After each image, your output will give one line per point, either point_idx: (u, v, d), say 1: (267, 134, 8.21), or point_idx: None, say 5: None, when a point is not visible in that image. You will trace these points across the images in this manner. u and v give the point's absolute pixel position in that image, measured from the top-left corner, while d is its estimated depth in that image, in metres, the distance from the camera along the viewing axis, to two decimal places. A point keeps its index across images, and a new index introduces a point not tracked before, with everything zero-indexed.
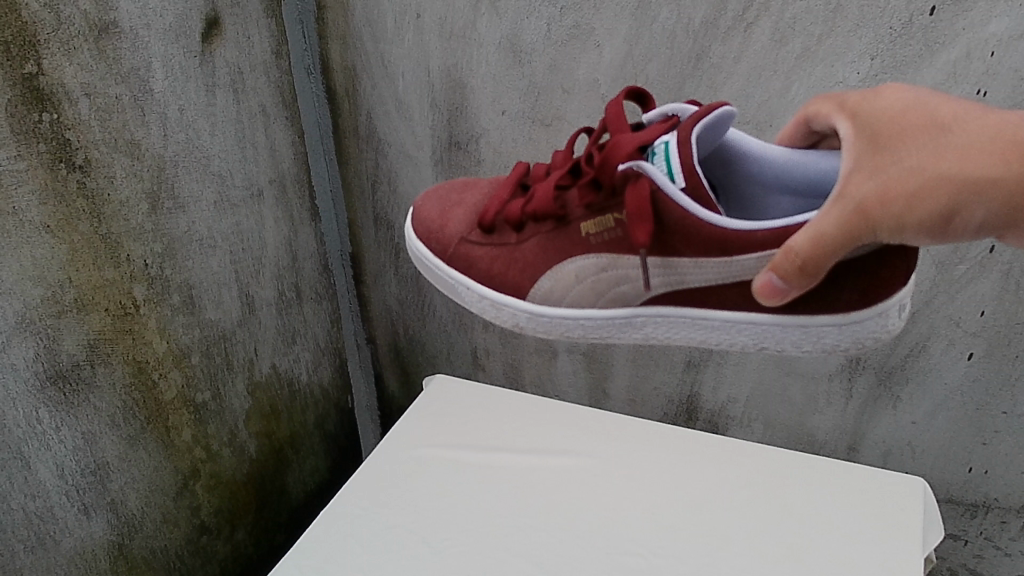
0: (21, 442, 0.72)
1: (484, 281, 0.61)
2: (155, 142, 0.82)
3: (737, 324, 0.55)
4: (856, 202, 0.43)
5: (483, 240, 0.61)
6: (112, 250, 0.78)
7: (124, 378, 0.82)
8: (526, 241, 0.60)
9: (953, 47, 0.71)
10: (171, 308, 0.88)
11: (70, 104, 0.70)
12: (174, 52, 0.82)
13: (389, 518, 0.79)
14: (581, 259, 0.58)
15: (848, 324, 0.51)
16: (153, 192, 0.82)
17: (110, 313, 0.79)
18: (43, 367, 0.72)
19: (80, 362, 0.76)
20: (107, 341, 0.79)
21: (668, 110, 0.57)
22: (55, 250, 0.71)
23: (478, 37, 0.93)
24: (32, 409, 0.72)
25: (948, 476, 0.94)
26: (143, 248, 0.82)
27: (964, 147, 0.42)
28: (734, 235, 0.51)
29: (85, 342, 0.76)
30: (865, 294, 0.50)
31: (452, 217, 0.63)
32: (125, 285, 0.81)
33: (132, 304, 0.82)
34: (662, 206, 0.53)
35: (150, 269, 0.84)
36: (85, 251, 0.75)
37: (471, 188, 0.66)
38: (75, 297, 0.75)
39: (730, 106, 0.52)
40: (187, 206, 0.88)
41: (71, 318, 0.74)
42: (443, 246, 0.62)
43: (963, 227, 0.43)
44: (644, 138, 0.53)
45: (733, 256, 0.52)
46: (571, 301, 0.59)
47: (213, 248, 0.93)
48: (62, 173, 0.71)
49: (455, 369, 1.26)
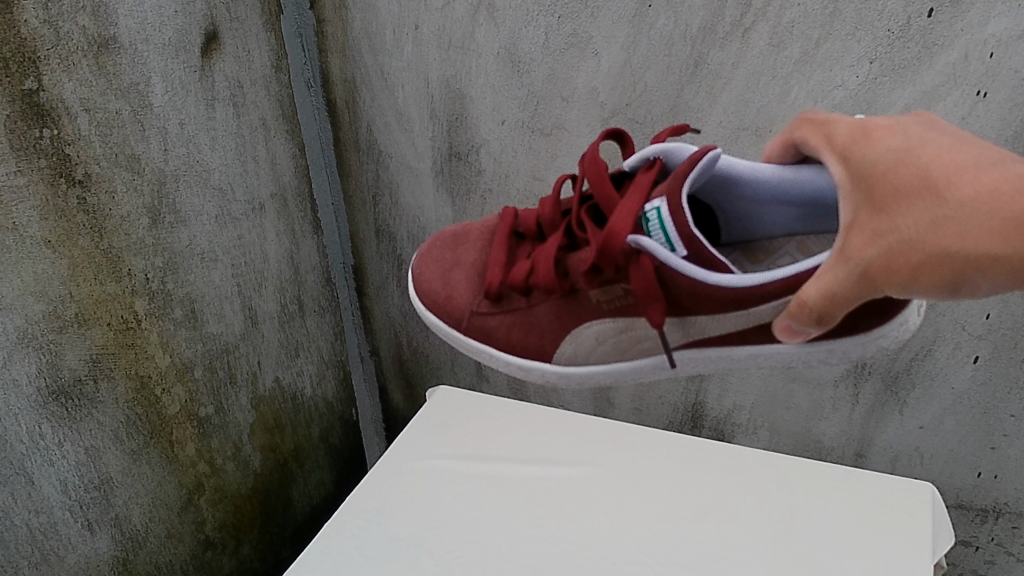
0: (24, 458, 0.71)
1: (506, 347, 0.63)
2: (155, 157, 0.82)
3: (760, 354, 0.55)
4: (861, 268, 0.41)
5: (494, 309, 0.63)
6: (113, 264, 0.78)
7: (126, 394, 0.82)
8: (537, 304, 0.62)
9: (951, 48, 0.71)
10: (172, 322, 0.88)
11: (70, 120, 0.71)
12: (175, 67, 0.83)
13: (395, 531, 0.79)
14: (599, 323, 0.59)
15: (871, 337, 0.50)
16: (154, 206, 0.83)
17: (111, 328, 0.79)
18: (44, 382, 0.72)
19: (82, 379, 0.76)
20: (109, 356, 0.79)
21: (647, 154, 0.55)
22: (55, 265, 0.72)
23: (476, 47, 0.93)
24: (36, 424, 0.72)
25: (959, 483, 0.93)
26: (144, 263, 0.82)
27: (964, 219, 0.37)
28: (746, 293, 0.50)
29: (87, 357, 0.76)
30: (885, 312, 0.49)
31: (457, 286, 0.65)
32: (127, 301, 0.81)
33: (134, 318, 0.82)
34: (669, 279, 0.52)
35: (151, 283, 0.84)
36: (85, 266, 0.75)
37: (464, 243, 0.68)
38: (76, 312, 0.75)
39: (715, 150, 0.51)
40: (188, 220, 0.88)
41: (73, 333, 0.74)
42: (455, 319, 0.64)
43: (979, 294, 0.38)
44: (633, 210, 0.52)
45: (750, 307, 0.51)
46: (595, 359, 0.60)
47: (215, 261, 0.93)
48: (63, 188, 0.71)
49: (460, 381, 1.26)
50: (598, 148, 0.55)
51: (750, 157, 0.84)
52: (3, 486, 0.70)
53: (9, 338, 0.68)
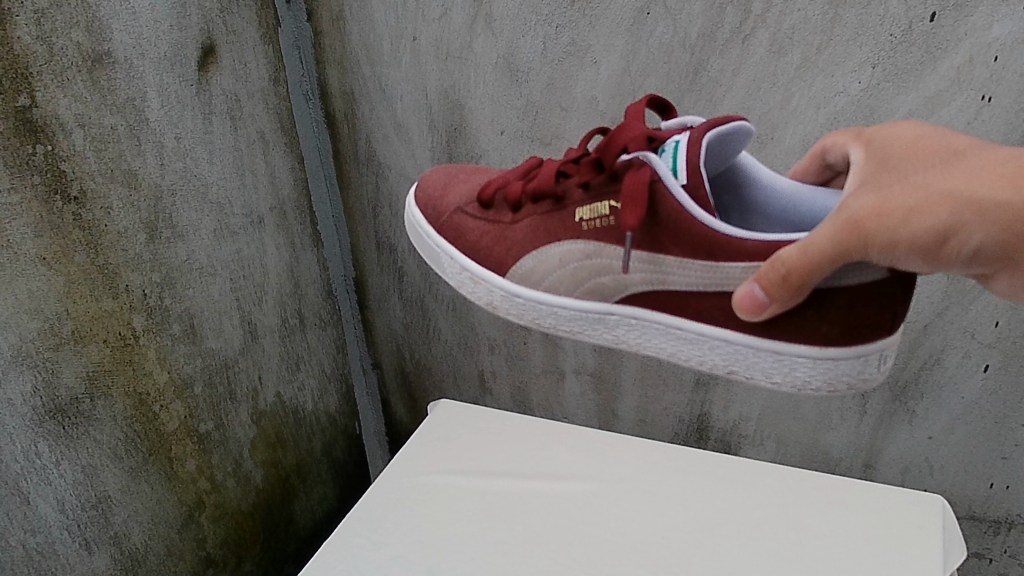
0: (19, 477, 0.71)
1: (469, 252, 0.60)
2: (152, 172, 0.81)
3: (712, 340, 0.52)
4: (851, 215, 0.42)
5: (477, 214, 0.61)
6: (109, 280, 0.78)
7: (123, 413, 0.81)
8: (519, 221, 0.59)
9: (955, 53, 0.70)
10: (171, 338, 0.87)
11: (64, 135, 0.70)
12: (170, 81, 0.82)
13: (394, 549, 0.77)
14: (568, 244, 0.56)
15: (822, 359, 0.49)
16: (151, 221, 0.82)
17: (109, 344, 0.78)
18: (41, 401, 0.71)
19: (79, 397, 0.75)
20: (106, 373, 0.78)
21: (687, 121, 0.56)
22: (51, 282, 0.71)
23: (474, 57, 0.92)
24: (32, 442, 0.71)
25: (971, 495, 0.91)
26: (142, 278, 0.82)
27: (973, 173, 0.41)
28: (724, 239, 0.48)
29: (84, 375, 0.76)
30: (849, 325, 0.47)
31: (453, 189, 0.64)
32: (124, 317, 0.80)
33: (132, 334, 0.81)
34: (657, 202, 0.51)
35: (150, 299, 0.83)
36: (82, 283, 0.74)
37: (481, 172, 0.66)
38: (73, 329, 0.74)
39: (747, 124, 0.51)
40: (186, 234, 0.87)
41: (70, 351, 0.74)
42: (439, 213, 0.63)
43: (961, 249, 0.41)
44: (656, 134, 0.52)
45: (719, 262, 0.50)
46: (548, 287, 0.58)
47: (213, 276, 0.92)
48: (57, 205, 0.70)
49: (462, 393, 1.25)
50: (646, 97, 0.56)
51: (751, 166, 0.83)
52: None
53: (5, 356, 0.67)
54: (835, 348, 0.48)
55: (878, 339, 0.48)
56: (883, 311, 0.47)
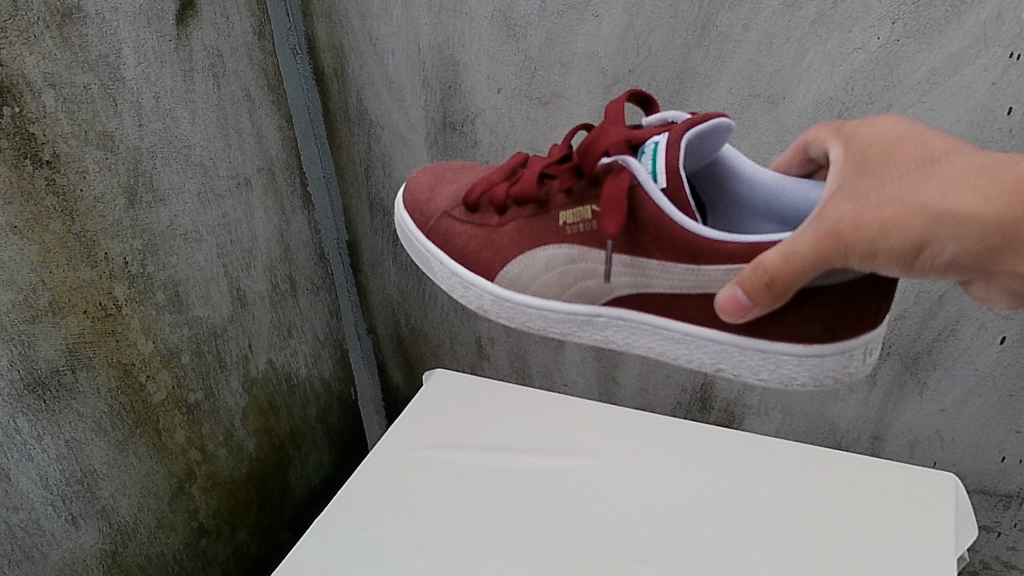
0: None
1: (458, 257, 0.57)
2: (131, 134, 0.77)
3: (698, 338, 0.50)
4: (832, 223, 0.40)
5: (464, 218, 0.57)
6: (88, 249, 0.74)
7: (106, 386, 0.79)
8: (505, 224, 0.55)
9: (982, 7, 0.65)
10: (156, 307, 0.84)
11: (33, 96, 0.66)
12: (147, 36, 0.78)
13: (386, 528, 0.75)
14: (552, 248, 0.53)
15: (808, 357, 0.46)
16: (130, 186, 0.78)
17: (89, 315, 0.75)
18: (19, 375, 0.68)
19: (59, 370, 0.73)
20: (88, 345, 0.75)
21: (669, 115, 0.52)
22: (25, 252, 0.68)
23: (468, 11, 0.87)
24: (10, 418, 0.69)
25: (980, 466, 0.89)
26: (122, 246, 0.78)
27: (953, 178, 0.39)
28: (706, 244, 0.46)
29: (64, 347, 0.73)
30: (832, 323, 0.45)
31: (440, 192, 0.60)
32: (105, 286, 0.77)
33: (114, 304, 0.78)
34: (638, 208, 0.48)
35: (131, 267, 0.80)
36: (58, 253, 0.71)
37: (468, 171, 0.62)
38: (50, 300, 0.71)
39: (727, 118, 0.47)
40: (168, 198, 0.84)
41: (48, 322, 0.71)
42: (426, 218, 0.59)
43: (937, 261, 0.39)
44: (635, 134, 0.49)
45: (701, 265, 0.47)
46: (535, 291, 0.54)
47: (199, 242, 0.89)
48: (28, 170, 0.66)
49: (460, 359, 1.22)
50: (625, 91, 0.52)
51: (762, 126, 0.79)
52: None
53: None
54: (819, 344, 0.46)
55: (864, 333, 0.46)
56: (866, 308, 0.45)
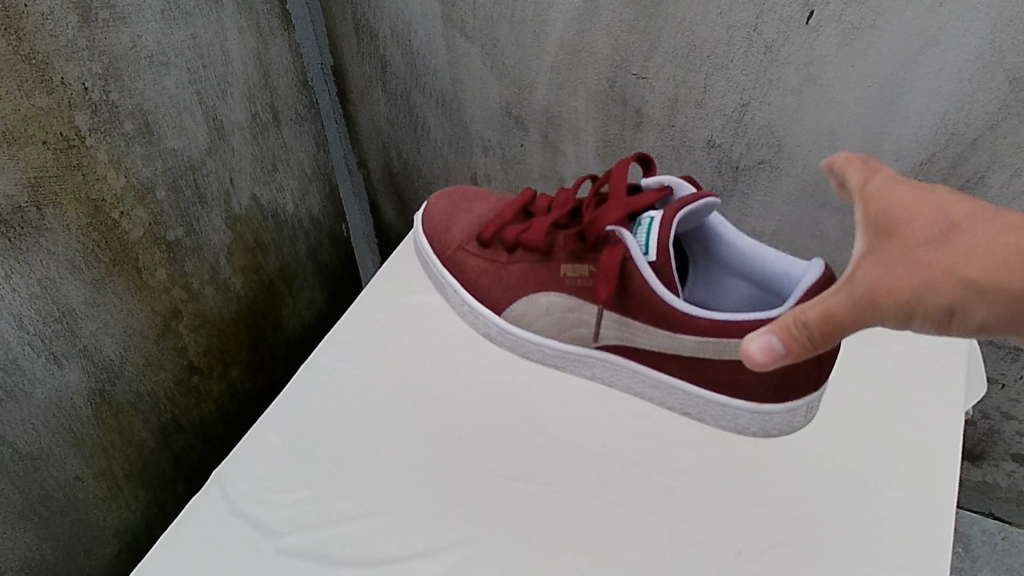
0: (91, 557, 0.68)
1: (469, 287, 0.66)
2: (254, 225, 0.80)
3: (671, 387, 0.60)
4: (863, 286, 0.40)
5: (479, 252, 0.65)
6: (191, 351, 0.74)
7: (201, 454, 0.80)
8: (513, 262, 0.63)
9: None
10: (221, 378, 0.80)
11: (124, 143, 0.61)
12: (241, 116, 0.75)
13: None
14: (553, 295, 0.61)
15: (758, 413, 0.57)
16: (258, 292, 0.82)
17: (199, 412, 0.77)
18: (122, 461, 0.69)
19: (173, 434, 0.75)
20: (186, 439, 0.77)
21: (666, 181, 0.61)
22: (115, 325, 0.64)
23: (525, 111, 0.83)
24: (108, 515, 0.69)
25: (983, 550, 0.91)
26: (239, 355, 0.81)
27: (984, 239, 0.37)
28: (681, 315, 0.55)
29: (154, 434, 0.72)
30: (780, 386, 0.55)
31: (457, 220, 0.68)
32: (224, 356, 0.79)
33: (219, 402, 0.80)
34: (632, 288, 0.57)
35: (238, 375, 0.82)
36: (140, 340, 0.67)
37: (483, 199, 0.70)
38: (147, 396, 0.70)
39: (714, 196, 0.56)
40: (283, 309, 0.88)
41: (143, 417, 0.70)
42: (444, 245, 0.67)
43: (968, 323, 0.39)
44: (634, 206, 0.57)
45: (676, 333, 0.56)
46: (537, 328, 0.63)
47: (296, 356, 0.92)
48: (106, 243, 0.61)
49: None
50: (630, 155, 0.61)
51: None
52: None
53: (79, 375, 0.62)
54: (768, 405, 0.56)
55: (805, 397, 0.56)
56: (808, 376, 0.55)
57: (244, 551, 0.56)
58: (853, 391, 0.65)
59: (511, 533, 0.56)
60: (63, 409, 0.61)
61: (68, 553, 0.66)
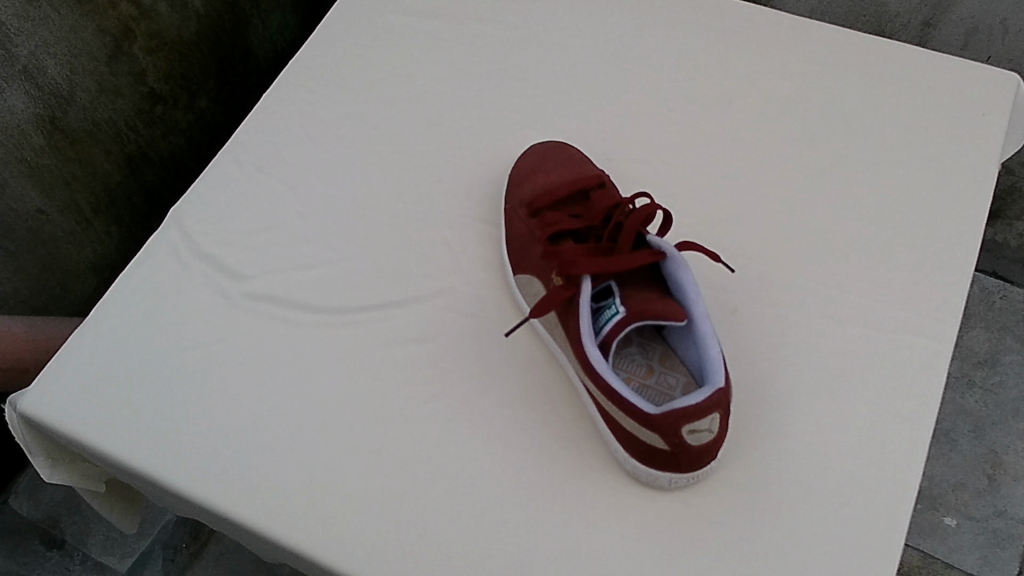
0: (70, 282, 0.69)
1: (515, 187, 0.56)
2: None
3: (578, 385, 0.49)
4: None
5: (523, 211, 0.54)
6: (150, 71, 0.69)
7: (178, 187, 0.77)
8: (530, 240, 0.53)
9: None
10: (192, 109, 0.75)
11: None
12: None
13: None
14: (535, 286, 0.51)
15: (627, 460, 0.46)
16: (230, 6, 0.75)
17: (168, 140, 0.73)
18: (87, 192, 0.67)
19: (140, 168, 0.71)
20: (159, 169, 0.74)
21: (664, 249, 0.47)
22: (56, 43, 0.60)
23: None
24: (82, 244, 0.68)
25: (978, 308, 0.87)
26: (210, 79, 0.76)
27: None
28: (600, 379, 0.44)
29: (120, 163, 0.69)
30: (642, 454, 0.44)
31: (529, 160, 0.57)
32: (188, 84, 0.73)
33: (190, 130, 0.76)
34: (569, 321, 0.47)
35: (212, 102, 0.77)
36: (86, 59, 0.62)
37: (572, 164, 0.56)
38: (106, 120, 0.66)
39: (702, 308, 0.45)
40: (262, 27, 0.80)
41: (102, 145, 0.67)
42: (515, 177, 0.57)
43: None
44: (614, 268, 0.46)
45: (600, 399, 0.45)
46: (522, 283, 0.53)
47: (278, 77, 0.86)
48: None
49: None
50: (644, 214, 0.48)
51: None
52: (55, 308, 0.68)
53: (23, 99, 0.59)
54: (629, 454, 0.45)
55: (666, 474, 0.44)
56: (664, 465, 0.44)
57: (206, 294, 0.54)
58: (879, 141, 0.60)
59: (490, 286, 0.55)
60: (11, 134, 0.59)
61: (42, 283, 0.66)
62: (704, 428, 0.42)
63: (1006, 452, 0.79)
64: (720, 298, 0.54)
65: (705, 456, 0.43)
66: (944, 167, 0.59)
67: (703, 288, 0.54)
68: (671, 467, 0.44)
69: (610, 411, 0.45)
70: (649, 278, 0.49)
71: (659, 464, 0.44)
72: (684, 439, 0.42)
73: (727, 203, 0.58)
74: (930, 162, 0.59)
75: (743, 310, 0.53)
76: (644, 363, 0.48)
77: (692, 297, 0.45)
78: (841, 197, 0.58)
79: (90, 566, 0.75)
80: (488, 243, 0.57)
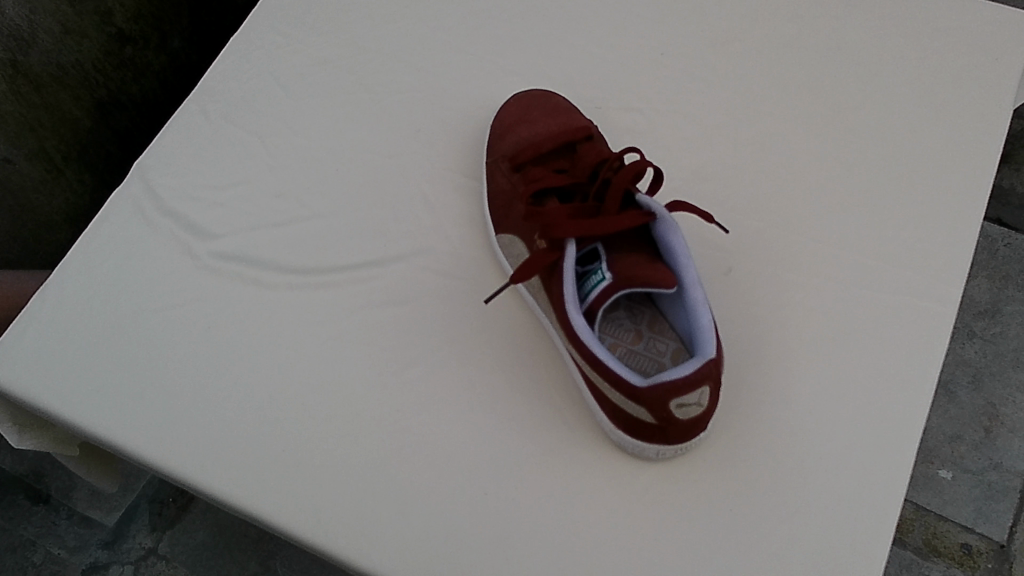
0: (42, 235, 0.67)
1: (497, 141, 0.54)
2: None
3: (563, 351, 0.47)
4: None
5: (505, 167, 0.52)
6: (115, 11, 0.65)
7: (152, 135, 0.74)
8: (512, 198, 0.51)
9: None
10: (163, 50, 0.71)
11: None
12: None
13: None
14: (518, 247, 0.49)
15: (613, 430, 0.45)
16: None
17: (138, 84, 0.70)
18: (56, 140, 0.64)
19: (110, 115, 0.69)
20: (129, 114, 0.71)
21: (654, 212, 0.45)
22: None
23: None
24: (53, 195, 0.66)
25: (980, 257, 0.86)
26: (180, 18, 0.72)
27: None
28: (586, 351, 0.42)
29: (88, 110, 0.66)
30: (629, 426, 0.43)
31: (511, 112, 0.55)
32: (158, 25, 0.70)
33: (162, 71, 0.72)
34: (552, 286, 0.46)
35: (184, 42, 0.74)
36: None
37: (558, 115, 0.54)
38: (71, 63, 0.63)
39: (693, 275, 0.43)
40: None
41: (68, 90, 0.64)
42: (497, 129, 0.55)
43: None
44: (601, 232, 0.44)
45: (586, 369, 0.44)
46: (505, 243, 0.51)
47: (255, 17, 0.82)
48: None
49: None
50: (632, 173, 0.45)
51: None
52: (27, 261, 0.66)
53: None
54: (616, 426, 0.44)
55: (653, 446, 0.43)
56: (651, 437, 0.43)
57: (175, 251, 0.52)
58: (880, 92, 0.58)
59: (472, 245, 0.53)
60: None
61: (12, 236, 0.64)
62: (693, 401, 0.40)
63: (1004, 404, 0.78)
64: (713, 257, 0.52)
65: (695, 428, 0.42)
66: (950, 119, 0.57)
67: (692, 245, 0.52)
68: (659, 439, 0.43)
69: (596, 381, 0.43)
70: (638, 240, 0.47)
71: (646, 436, 0.43)
72: (672, 412, 0.41)
73: (723, 157, 0.56)
74: (934, 113, 0.57)
75: (738, 269, 0.52)
76: (632, 329, 0.47)
77: (683, 264, 0.43)
78: (840, 150, 0.56)
79: (77, 520, 0.73)
80: (470, 201, 0.54)
